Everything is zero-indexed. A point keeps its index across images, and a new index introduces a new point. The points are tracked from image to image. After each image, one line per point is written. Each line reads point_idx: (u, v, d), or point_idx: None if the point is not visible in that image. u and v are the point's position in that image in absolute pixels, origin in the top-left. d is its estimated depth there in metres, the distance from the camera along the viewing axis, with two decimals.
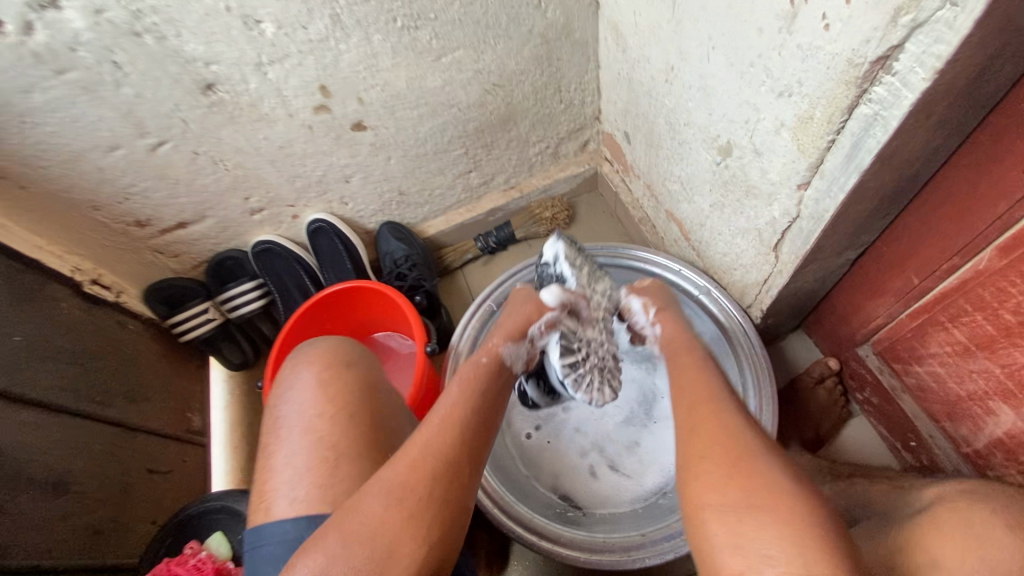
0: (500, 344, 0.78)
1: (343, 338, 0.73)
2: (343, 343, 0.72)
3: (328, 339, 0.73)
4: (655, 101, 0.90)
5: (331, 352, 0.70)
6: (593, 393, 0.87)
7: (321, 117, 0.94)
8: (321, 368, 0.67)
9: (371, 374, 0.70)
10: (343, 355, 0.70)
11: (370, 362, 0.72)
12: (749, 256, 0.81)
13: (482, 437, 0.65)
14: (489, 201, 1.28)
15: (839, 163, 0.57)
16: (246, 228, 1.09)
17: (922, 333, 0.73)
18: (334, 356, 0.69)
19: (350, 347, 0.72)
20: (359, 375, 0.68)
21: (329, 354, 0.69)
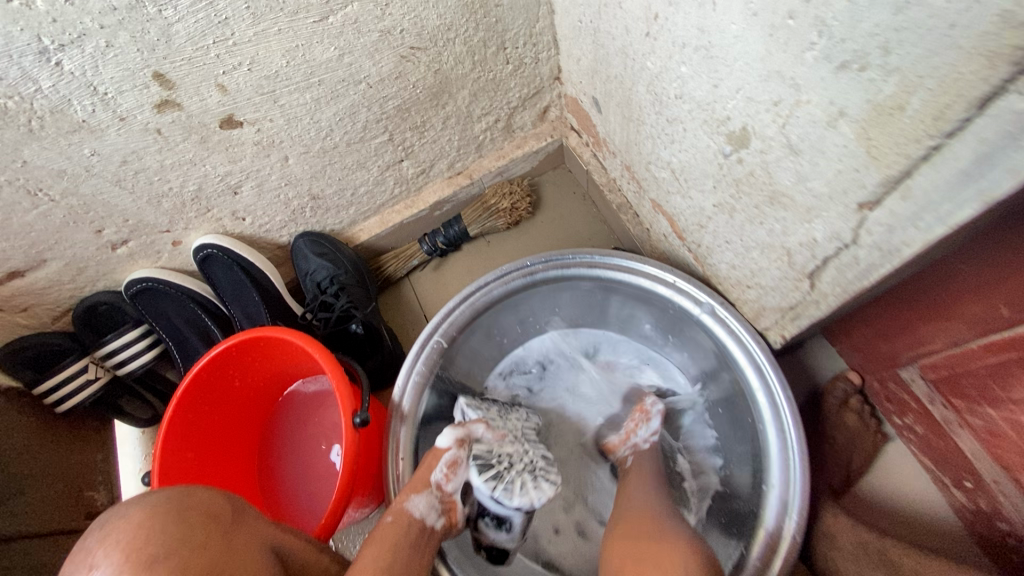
0: (407, 503, 0.65)
1: (158, 497, 0.48)
2: (155, 513, 0.47)
3: (130, 509, 0.47)
4: (633, 62, 0.65)
5: (132, 539, 0.45)
6: (531, 495, 0.73)
7: (170, 117, 0.67)
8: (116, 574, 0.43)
9: (207, 553, 0.46)
10: (150, 540, 0.45)
11: (206, 528, 0.48)
12: (770, 277, 0.60)
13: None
14: (431, 192, 1.03)
15: (944, 183, 0.35)
16: (112, 266, 0.83)
17: (1003, 372, 0.55)
18: (138, 541, 0.45)
19: (164, 516, 0.46)
20: (179, 572, 0.44)
21: (130, 543, 0.44)
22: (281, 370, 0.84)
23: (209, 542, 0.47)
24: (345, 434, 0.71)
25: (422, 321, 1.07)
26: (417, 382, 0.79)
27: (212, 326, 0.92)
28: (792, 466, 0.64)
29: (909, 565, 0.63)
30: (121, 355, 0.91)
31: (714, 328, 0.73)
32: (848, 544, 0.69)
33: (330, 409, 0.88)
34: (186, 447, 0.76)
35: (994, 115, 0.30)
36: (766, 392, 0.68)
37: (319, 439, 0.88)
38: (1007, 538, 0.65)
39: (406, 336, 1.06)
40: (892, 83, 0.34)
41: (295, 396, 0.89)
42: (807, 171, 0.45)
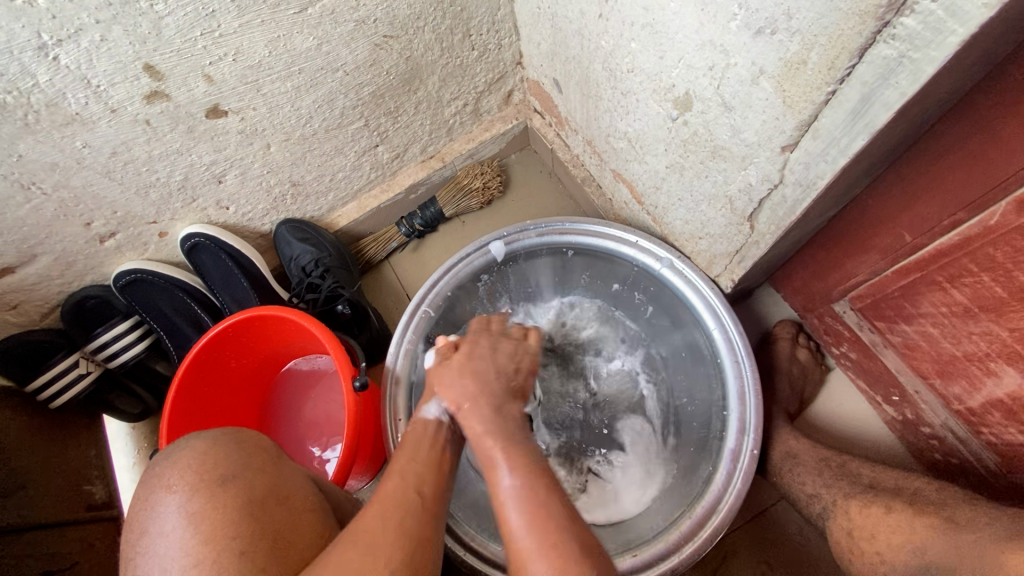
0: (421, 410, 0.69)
1: (212, 437, 0.54)
2: (216, 444, 0.53)
3: (191, 445, 0.53)
4: (589, 42, 0.73)
5: (200, 463, 0.51)
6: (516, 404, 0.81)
7: (158, 107, 0.70)
8: (192, 491, 0.48)
9: (266, 475, 0.53)
10: (216, 463, 0.51)
11: (260, 459, 0.54)
12: (718, 225, 0.69)
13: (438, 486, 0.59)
14: (406, 176, 1.08)
15: (840, 122, 0.44)
16: (99, 259, 0.85)
17: (913, 292, 0.65)
18: (206, 465, 0.51)
19: (224, 447, 0.53)
20: (248, 485, 0.50)
21: (197, 468, 0.50)
22: (275, 350, 0.89)
23: (266, 470, 0.54)
24: (347, 399, 0.76)
25: (405, 300, 1.12)
26: (408, 350, 0.85)
27: (202, 313, 0.95)
28: (745, 393, 0.74)
29: (869, 478, 0.72)
30: (111, 348, 0.93)
31: (674, 280, 0.82)
32: (810, 460, 0.77)
33: (326, 385, 0.93)
34: (191, 425, 0.80)
35: (869, 61, 0.39)
36: (721, 331, 0.77)
37: (316, 415, 0.93)
38: (929, 441, 0.77)
39: (390, 315, 1.12)
40: (796, 42, 0.42)
41: (289, 375, 0.94)
42: (739, 124, 0.53)
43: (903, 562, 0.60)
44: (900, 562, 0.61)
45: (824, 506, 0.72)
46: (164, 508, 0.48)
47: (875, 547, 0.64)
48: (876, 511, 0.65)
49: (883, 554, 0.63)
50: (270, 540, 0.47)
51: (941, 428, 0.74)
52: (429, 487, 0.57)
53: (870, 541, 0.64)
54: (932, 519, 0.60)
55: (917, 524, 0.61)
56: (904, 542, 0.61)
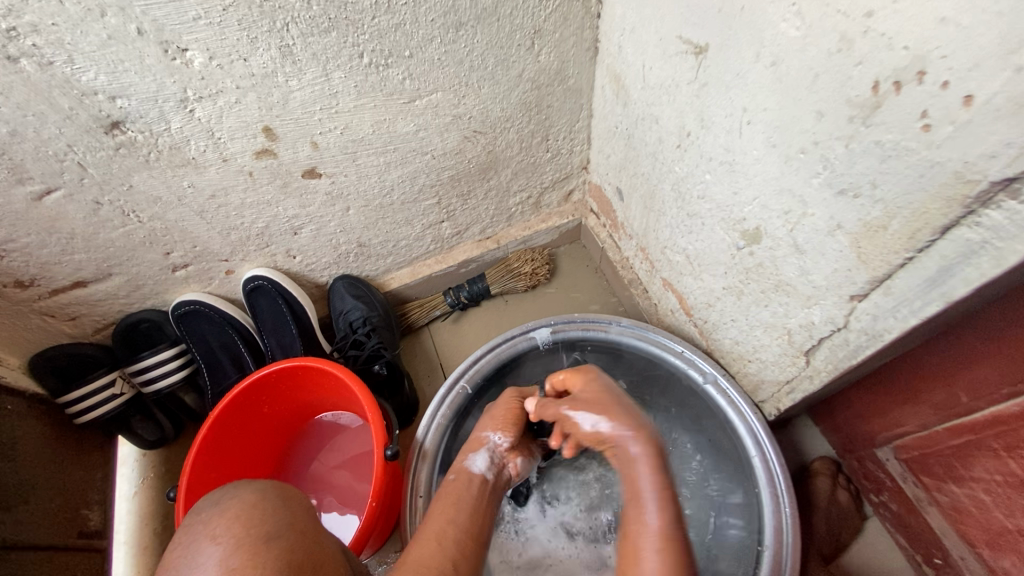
0: (467, 459, 0.73)
1: (258, 488, 0.51)
2: (262, 497, 0.49)
3: (239, 495, 0.50)
4: (662, 165, 0.79)
5: (248, 515, 0.47)
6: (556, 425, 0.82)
7: (264, 163, 0.77)
8: (234, 544, 0.44)
9: (307, 536, 0.48)
10: (263, 518, 0.47)
11: (302, 516, 0.50)
12: (770, 352, 0.70)
13: (470, 545, 0.61)
14: (461, 252, 1.13)
15: (914, 285, 0.47)
16: (166, 286, 0.89)
17: (964, 453, 0.64)
18: (253, 517, 0.46)
19: (274, 502, 0.49)
20: (291, 547, 0.45)
21: (244, 521, 0.46)
22: (309, 402, 0.89)
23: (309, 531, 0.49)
24: (377, 465, 0.75)
25: (438, 369, 1.13)
26: (440, 424, 0.85)
27: (244, 351, 0.97)
28: (781, 528, 0.71)
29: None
30: (151, 373, 0.94)
31: (715, 397, 0.81)
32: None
33: (344, 445, 0.92)
34: (212, 468, 0.80)
35: (950, 239, 0.42)
36: (760, 458, 0.76)
37: (329, 475, 0.91)
38: None
39: (421, 381, 1.12)
40: (878, 209, 0.46)
41: (312, 430, 0.94)
42: (809, 266, 0.57)
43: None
44: None
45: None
46: (205, 560, 0.43)
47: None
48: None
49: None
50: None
51: None
52: (458, 536, 0.61)
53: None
54: None
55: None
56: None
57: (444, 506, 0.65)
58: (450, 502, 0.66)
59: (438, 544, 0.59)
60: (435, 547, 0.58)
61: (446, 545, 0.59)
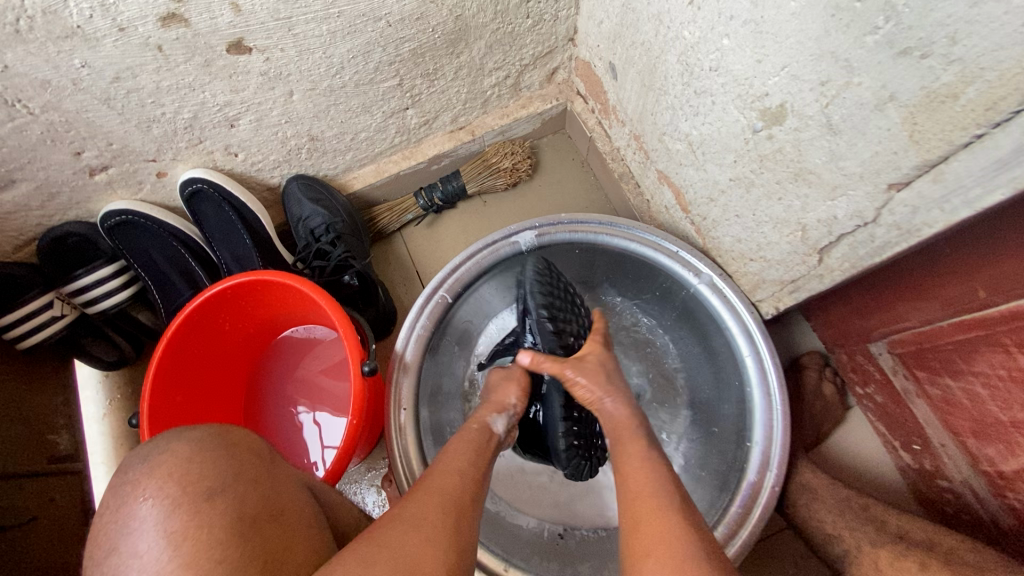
0: (489, 417, 0.66)
1: (198, 434, 0.44)
2: (203, 446, 0.43)
3: (174, 446, 0.42)
4: (666, 29, 0.66)
5: (184, 471, 0.40)
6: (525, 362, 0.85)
7: (175, 33, 0.62)
8: (174, 505, 0.39)
9: (262, 485, 0.43)
10: (206, 468, 0.41)
11: (252, 461, 0.44)
12: (776, 251, 0.64)
13: (480, 483, 0.55)
14: (431, 145, 1.00)
15: (977, 169, 0.39)
16: (86, 194, 0.77)
17: (967, 349, 0.62)
18: (192, 473, 0.41)
19: (215, 451, 0.43)
20: (238, 501, 0.40)
21: (181, 476, 0.40)
22: (275, 317, 0.82)
23: (262, 478, 0.44)
24: (353, 383, 0.69)
25: (414, 277, 1.05)
26: (420, 335, 0.79)
27: (196, 268, 0.87)
28: (772, 425, 0.70)
29: (897, 527, 0.64)
30: (92, 293, 0.84)
31: (710, 298, 0.76)
32: (829, 496, 0.70)
33: (319, 360, 0.87)
34: (174, 389, 0.73)
35: None
36: (756, 359, 0.72)
37: (306, 390, 0.87)
38: (942, 493, 0.75)
39: (397, 289, 1.05)
40: (952, 72, 0.37)
41: (283, 345, 0.87)
42: (842, 151, 0.48)
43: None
44: None
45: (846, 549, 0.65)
46: (139, 523, 0.38)
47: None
48: (908, 567, 0.58)
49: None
50: (261, 561, 0.38)
51: (961, 484, 0.71)
52: (476, 485, 0.54)
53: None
54: None
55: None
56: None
57: (460, 450, 0.59)
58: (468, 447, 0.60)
59: (450, 479, 0.53)
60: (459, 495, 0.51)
61: (455, 479, 0.53)
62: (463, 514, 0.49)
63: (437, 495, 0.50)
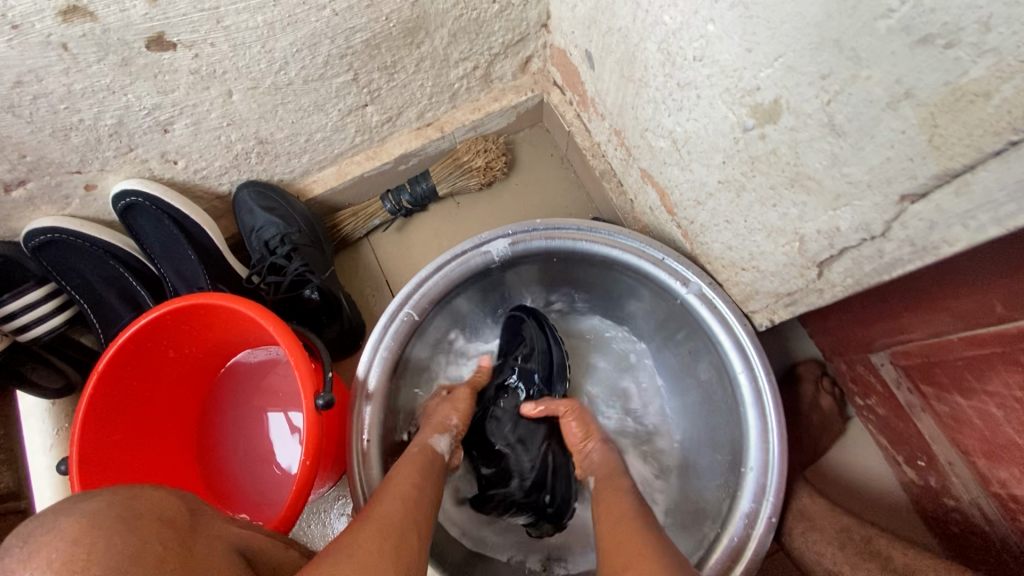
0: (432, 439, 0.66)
1: (94, 506, 0.38)
2: (96, 520, 0.37)
3: (61, 523, 0.36)
4: (645, 13, 0.58)
5: (68, 558, 0.34)
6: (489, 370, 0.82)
7: (80, 29, 0.53)
8: None
9: (168, 565, 0.38)
10: (97, 549, 0.35)
11: (159, 537, 0.38)
12: (771, 262, 0.58)
13: (422, 508, 0.52)
14: (397, 143, 0.92)
15: (1012, 181, 0.32)
16: (4, 211, 0.69)
17: (981, 366, 0.56)
18: (76, 561, 0.34)
19: (111, 527, 0.36)
20: None
21: (64, 564, 0.34)
22: (226, 341, 0.75)
23: (168, 556, 0.38)
24: (306, 418, 0.63)
25: (383, 286, 0.98)
26: (384, 358, 0.72)
27: (137, 286, 0.80)
28: (768, 449, 0.64)
29: (901, 562, 0.59)
30: (22, 320, 0.76)
31: (700, 310, 0.70)
32: (829, 526, 0.66)
33: (279, 384, 0.80)
34: (111, 427, 0.67)
35: None
36: (750, 376, 0.66)
37: (266, 417, 0.80)
38: (949, 512, 0.70)
39: (366, 300, 0.98)
40: (985, 65, 0.30)
41: (238, 369, 0.80)
42: (847, 155, 0.41)
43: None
44: None
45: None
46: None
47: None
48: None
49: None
50: None
51: (969, 505, 0.66)
52: (421, 512, 0.51)
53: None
54: None
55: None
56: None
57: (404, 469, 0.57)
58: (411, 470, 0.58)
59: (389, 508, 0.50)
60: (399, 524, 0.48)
61: (394, 508, 0.50)
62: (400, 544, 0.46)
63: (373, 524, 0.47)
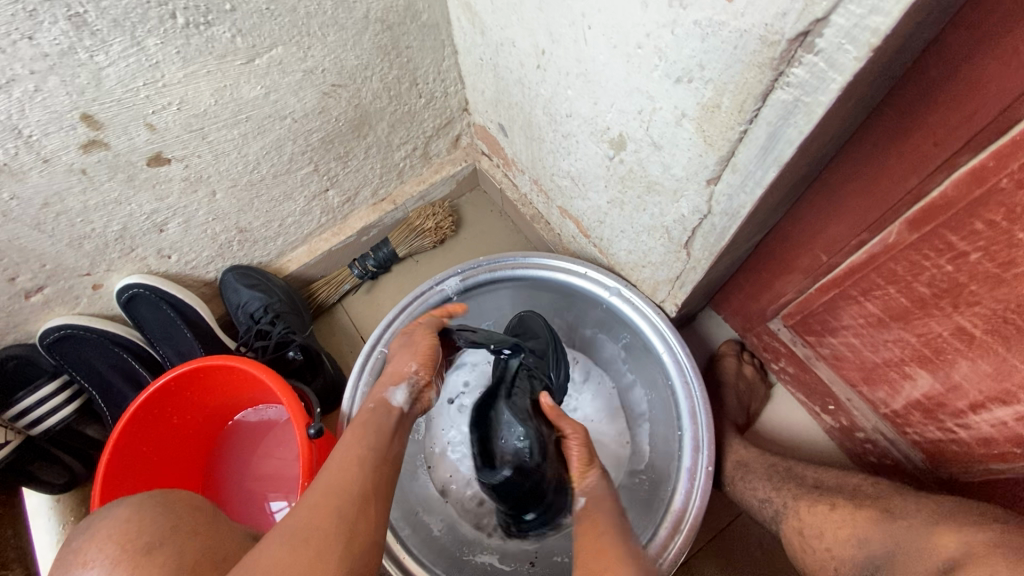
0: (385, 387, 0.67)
1: (138, 499, 0.47)
2: (140, 507, 0.46)
3: (117, 512, 0.46)
4: (529, 89, 0.78)
5: (123, 530, 0.44)
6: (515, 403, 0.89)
7: (96, 156, 0.69)
8: (116, 565, 0.42)
9: (202, 534, 0.46)
10: (145, 528, 0.44)
11: (195, 517, 0.48)
12: (658, 254, 0.74)
13: (388, 469, 0.56)
14: (357, 219, 1.08)
15: (754, 155, 0.49)
16: (24, 316, 0.80)
17: (834, 307, 0.71)
18: (130, 533, 0.44)
19: (153, 510, 0.46)
20: (178, 552, 0.43)
21: (122, 535, 0.43)
22: (221, 402, 0.85)
23: (203, 530, 0.47)
24: (301, 447, 0.72)
25: (359, 343, 1.11)
26: (364, 392, 0.83)
27: (139, 367, 0.91)
28: (694, 405, 0.76)
29: (813, 478, 0.71)
30: (36, 413, 0.85)
31: (622, 307, 0.84)
32: (760, 466, 0.76)
33: (274, 436, 0.90)
34: (127, 490, 0.75)
35: (771, 104, 0.44)
36: (670, 353, 0.80)
37: (262, 471, 0.88)
38: (863, 444, 0.81)
39: (346, 357, 1.10)
40: (709, 89, 0.48)
41: (234, 430, 0.90)
42: (669, 161, 0.59)
43: (851, 557, 0.59)
44: (848, 557, 0.59)
45: (776, 510, 0.69)
46: None
47: (824, 545, 0.62)
48: (822, 509, 0.64)
49: (832, 551, 0.60)
50: None
51: (874, 432, 0.78)
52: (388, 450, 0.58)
53: (819, 539, 0.62)
54: (866, 505, 0.61)
55: (857, 516, 0.60)
56: (850, 535, 0.59)
57: (352, 430, 0.59)
58: (364, 426, 0.60)
59: (351, 472, 0.52)
60: (370, 462, 0.54)
61: (358, 472, 0.52)
62: (364, 509, 0.50)
63: (341, 489, 0.50)
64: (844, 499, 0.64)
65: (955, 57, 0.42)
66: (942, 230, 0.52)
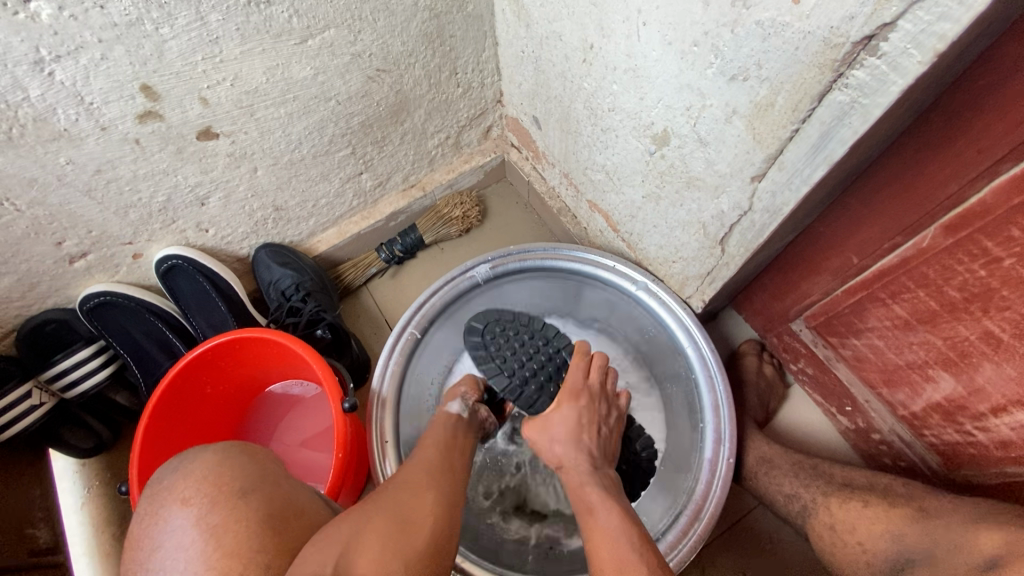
0: None
1: (222, 447, 0.49)
2: (226, 454, 0.48)
3: (202, 456, 0.47)
4: (571, 83, 0.79)
5: (216, 474, 0.45)
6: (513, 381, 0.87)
7: (150, 127, 0.71)
8: (211, 503, 0.43)
9: (281, 488, 0.48)
10: (235, 474, 0.46)
11: (273, 472, 0.49)
12: (691, 249, 0.76)
13: (450, 477, 0.60)
14: (386, 205, 1.10)
15: (804, 154, 0.51)
16: (66, 281, 0.82)
17: (860, 309, 0.73)
18: (223, 477, 0.45)
19: (239, 459, 0.48)
20: (268, 498, 0.45)
21: (215, 478, 0.45)
22: (253, 374, 0.87)
23: (280, 484, 0.48)
24: (336, 419, 0.74)
25: (383, 326, 1.13)
26: (393, 371, 0.85)
27: (172, 338, 0.93)
28: (715, 395, 0.79)
29: (841, 477, 0.73)
30: (71, 376, 0.87)
31: (649, 301, 0.86)
32: (784, 463, 0.78)
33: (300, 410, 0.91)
34: (162, 454, 0.76)
35: (827, 105, 0.46)
36: (694, 347, 0.82)
37: (286, 443, 0.90)
38: (879, 445, 0.83)
39: (369, 339, 1.12)
40: (765, 88, 0.49)
41: (261, 403, 0.92)
42: (714, 158, 0.60)
43: (883, 551, 0.63)
44: (879, 551, 0.63)
45: (804, 505, 0.72)
46: (175, 524, 0.41)
47: (855, 539, 0.65)
48: (854, 505, 0.67)
49: (864, 545, 0.64)
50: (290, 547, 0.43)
51: (890, 433, 0.80)
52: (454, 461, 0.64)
53: (851, 533, 0.66)
54: (900, 504, 0.64)
55: (892, 513, 0.64)
56: (883, 530, 0.63)
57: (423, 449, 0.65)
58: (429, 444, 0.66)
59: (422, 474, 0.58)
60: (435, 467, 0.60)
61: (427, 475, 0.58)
62: (426, 497, 0.54)
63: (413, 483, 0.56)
64: (874, 495, 0.67)
65: (1007, 67, 0.44)
66: (979, 236, 0.54)
